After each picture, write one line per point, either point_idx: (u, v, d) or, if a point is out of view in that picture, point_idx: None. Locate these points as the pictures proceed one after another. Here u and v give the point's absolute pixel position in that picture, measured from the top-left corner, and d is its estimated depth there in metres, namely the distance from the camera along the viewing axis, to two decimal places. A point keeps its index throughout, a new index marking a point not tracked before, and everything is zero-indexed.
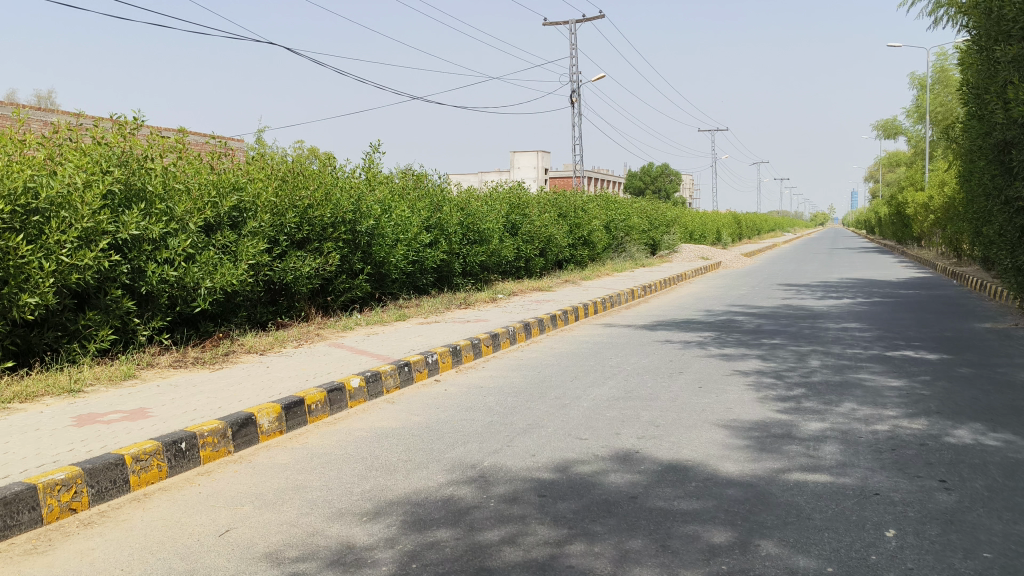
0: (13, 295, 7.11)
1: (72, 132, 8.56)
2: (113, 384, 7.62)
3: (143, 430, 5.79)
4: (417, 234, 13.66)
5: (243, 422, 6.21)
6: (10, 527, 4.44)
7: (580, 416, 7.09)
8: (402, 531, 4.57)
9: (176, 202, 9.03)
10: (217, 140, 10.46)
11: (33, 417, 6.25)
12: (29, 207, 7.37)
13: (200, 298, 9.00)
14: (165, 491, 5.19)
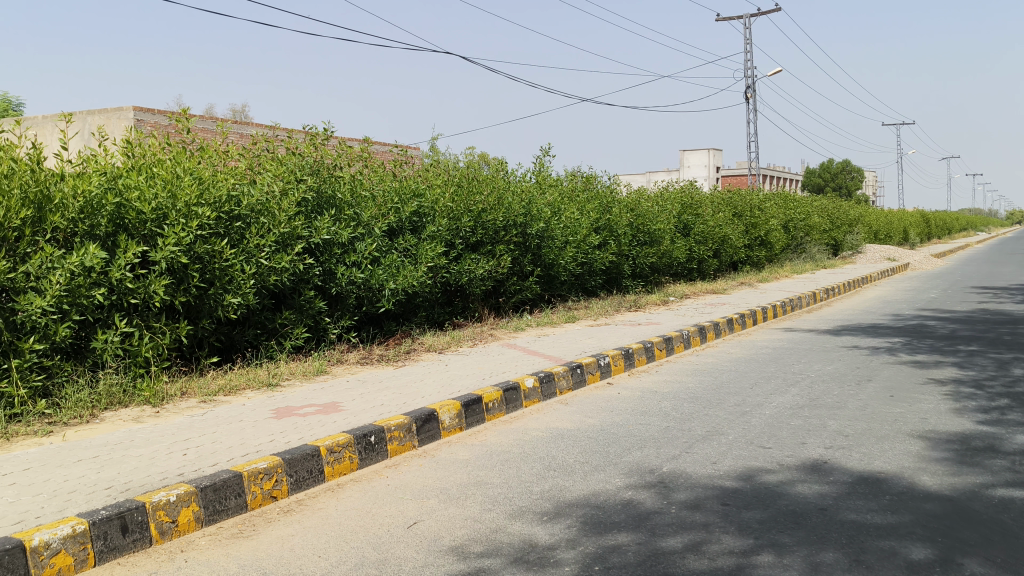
0: (218, 296, 7.65)
1: (270, 143, 9.06)
2: (306, 379, 8.07)
3: (336, 423, 6.08)
4: (587, 235, 13.68)
5: (426, 418, 6.40)
6: (219, 511, 4.76)
7: (761, 423, 6.85)
8: (583, 533, 4.56)
9: (364, 208, 9.45)
10: (398, 148, 10.85)
11: (236, 409, 6.68)
12: (232, 214, 7.90)
13: (384, 298, 9.38)
14: (356, 483, 5.41)
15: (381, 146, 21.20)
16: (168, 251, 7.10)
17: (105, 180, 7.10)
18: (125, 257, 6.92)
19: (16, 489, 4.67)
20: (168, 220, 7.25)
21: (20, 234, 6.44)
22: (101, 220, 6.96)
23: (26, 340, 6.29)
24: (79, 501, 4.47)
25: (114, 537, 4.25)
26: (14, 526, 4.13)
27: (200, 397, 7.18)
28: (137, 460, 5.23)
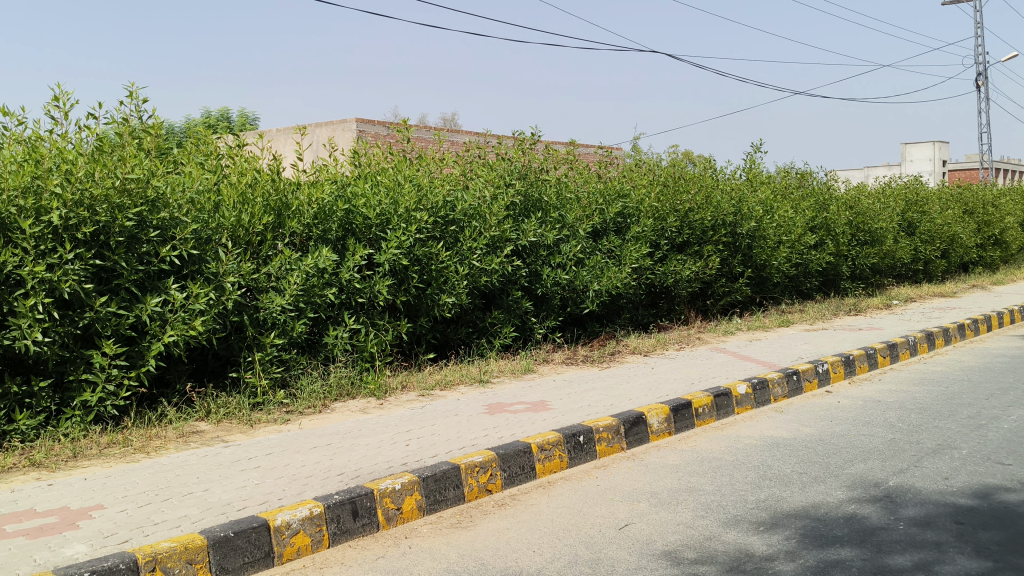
0: (435, 296, 8.00)
1: (480, 149, 9.36)
2: (515, 378, 8.26)
3: (546, 422, 6.19)
4: (801, 235, 13.20)
5: (635, 421, 6.39)
6: (438, 501, 4.97)
7: (1000, 439, 6.31)
8: (802, 545, 4.38)
9: (570, 210, 9.56)
10: (604, 149, 10.88)
11: (452, 404, 6.96)
12: (447, 219, 8.24)
13: (589, 300, 9.47)
14: (567, 481, 5.49)
15: (587, 145, 21.41)
16: (390, 253, 7.51)
17: (335, 189, 7.62)
18: (352, 259, 7.39)
19: (261, 471, 5.11)
20: (391, 224, 7.67)
21: (264, 238, 7.04)
22: (331, 225, 7.47)
23: (267, 335, 6.88)
24: (315, 485, 4.82)
25: (346, 520, 4.55)
26: (260, 506, 4.51)
27: (418, 391, 7.53)
28: (365, 448, 5.57)
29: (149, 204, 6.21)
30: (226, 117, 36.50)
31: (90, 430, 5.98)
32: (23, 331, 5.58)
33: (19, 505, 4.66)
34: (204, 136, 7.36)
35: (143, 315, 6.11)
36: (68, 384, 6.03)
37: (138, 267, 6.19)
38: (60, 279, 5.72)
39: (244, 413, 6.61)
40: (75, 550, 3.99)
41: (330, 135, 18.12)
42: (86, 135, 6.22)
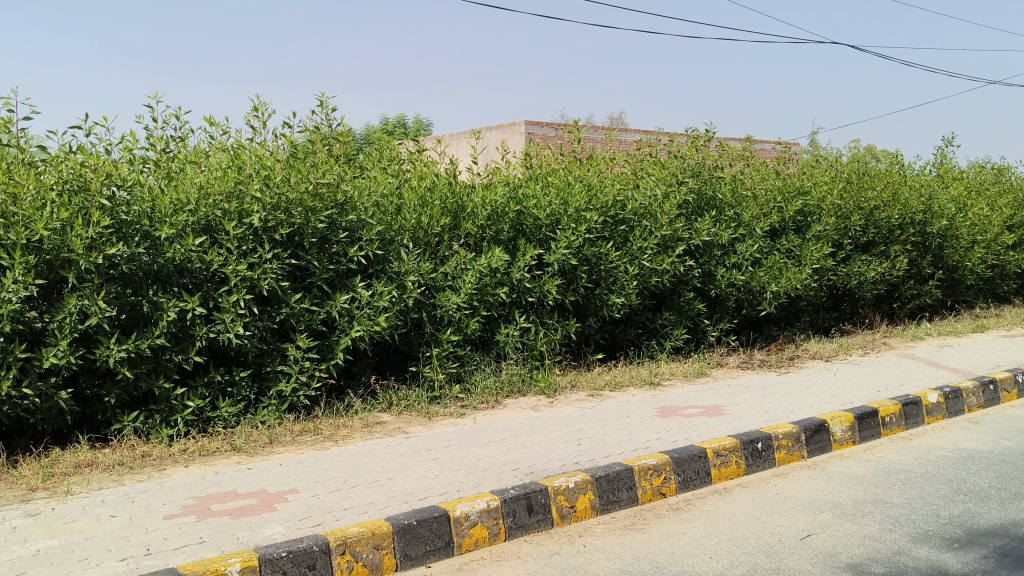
0: (604, 296, 8.04)
1: (653, 147, 9.30)
2: (688, 380, 8.16)
3: (721, 426, 6.09)
4: (998, 234, 12.53)
5: (815, 428, 6.17)
6: (612, 502, 4.99)
7: None
8: (1004, 566, 4.10)
9: (745, 208, 9.35)
10: (781, 145, 10.55)
11: (623, 405, 6.96)
12: (617, 218, 8.25)
13: (766, 302, 9.28)
14: (744, 488, 5.37)
15: (765, 140, 20.81)
16: (560, 253, 7.60)
17: (508, 190, 7.77)
18: (524, 259, 7.53)
19: (440, 463, 5.29)
20: (561, 224, 7.75)
21: (441, 238, 7.28)
22: (504, 226, 7.65)
23: (445, 332, 7.12)
24: (492, 479, 4.94)
25: (522, 516, 4.64)
26: (441, 497, 4.67)
27: (589, 391, 7.59)
28: (539, 445, 5.66)
29: (338, 207, 6.57)
30: (401, 123, 37.96)
31: (284, 418, 6.41)
32: (226, 325, 6.09)
33: (223, 486, 5.03)
34: (387, 142, 7.69)
35: (333, 312, 6.50)
36: (265, 375, 6.47)
37: (329, 266, 6.55)
38: (259, 276, 6.17)
39: (423, 406, 6.90)
40: (273, 531, 4.28)
41: (502, 138, 18.54)
42: (282, 143, 6.62)
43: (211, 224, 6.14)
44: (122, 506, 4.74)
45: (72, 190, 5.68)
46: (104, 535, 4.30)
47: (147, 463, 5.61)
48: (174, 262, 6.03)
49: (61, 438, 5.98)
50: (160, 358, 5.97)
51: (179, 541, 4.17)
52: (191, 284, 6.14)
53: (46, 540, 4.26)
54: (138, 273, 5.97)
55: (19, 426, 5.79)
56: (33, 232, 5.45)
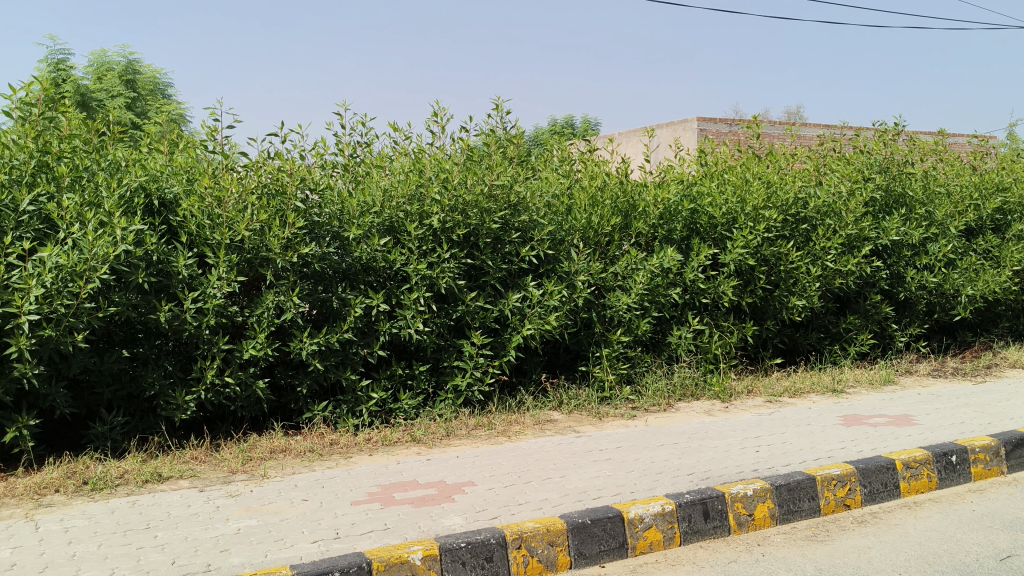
0: (783, 298, 7.84)
1: (837, 142, 8.95)
2: (873, 388, 7.79)
3: (911, 437, 5.78)
4: None
5: (1017, 442, 5.75)
6: (792, 511, 4.83)
7: None
8: None
9: (938, 206, 8.84)
10: (978, 139, 9.92)
11: (803, 412, 6.73)
12: (799, 216, 7.99)
13: (960, 306, 8.79)
14: (937, 503, 5.08)
15: (956, 135, 19.61)
16: (737, 253, 7.46)
17: (681, 188, 7.67)
18: (699, 259, 7.43)
19: (613, 464, 5.30)
20: (738, 223, 7.61)
21: (612, 238, 7.29)
22: (676, 225, 7.56)
23: (615, 332, 7.11)
24: (666, 482, 4.91)
25: (698, 521, 4.58)
26: (615, 497, 4.68)
27: (766, 397, 7.39)
28: (714, 450, 5.56)
29: (511, 208, 6.70)
30: (570, 124, 38.20)
31: (460, 413, 6.62)
32: (407, 321, 6.35)
33: (405, 476, 5.24)
34: (559, 143, 7.75)
35: (506, 310, 6.64)
36: (442, 369, 6.70)
37: (503, 265, 6.71)
38: (439, 275, 6.38)
39: (594, 406, 6.94)
40: (453, 521, 4.42)
41: (674, 137, 18.33)
42: (460, 146, 6.81)
43: (394, 225, 6.41)
44: (313, 491, 5.02)
45: (269, 194, 6.09)
46: (297, 517, 4.57)
47: (334, 451, 5.93)
48: (360, 261, 6.36)
49: (257, 424, 6.41)
50: (347, 351, 6.32)
51: (365, 527, 4.37)
52: (375, 282, 6.44)
53: (246, 520, 4.57)
54: (328, 271, 6.32)
55: (221, 412, 6.25)
56: (235, 233, 5.88)
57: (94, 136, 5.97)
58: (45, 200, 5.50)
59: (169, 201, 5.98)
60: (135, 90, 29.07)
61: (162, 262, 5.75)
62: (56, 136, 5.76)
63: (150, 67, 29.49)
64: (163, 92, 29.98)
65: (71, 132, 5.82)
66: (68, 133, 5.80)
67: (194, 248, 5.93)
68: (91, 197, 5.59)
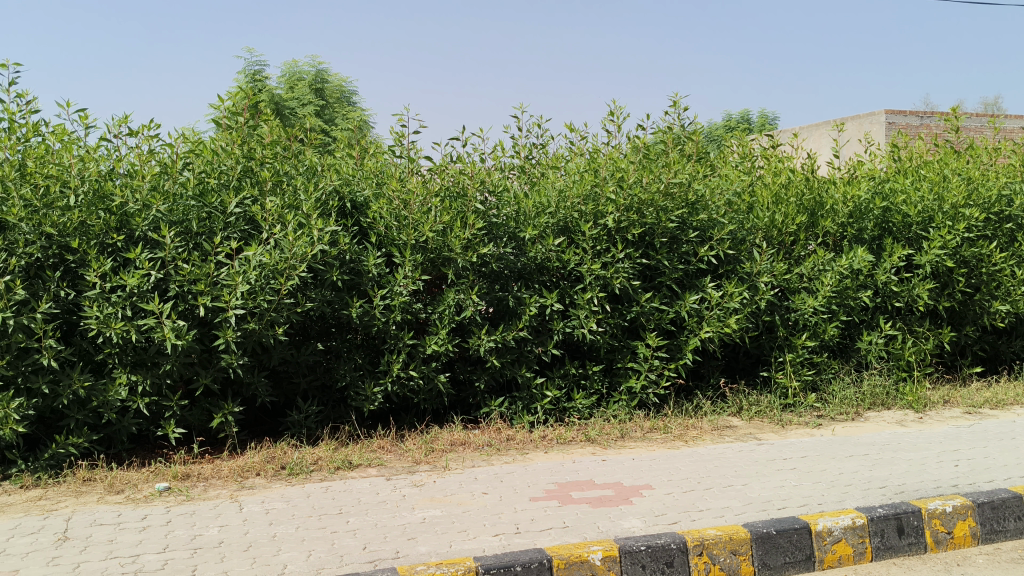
0: (985, 302, 7.40)
1: None
2: None
3: None
4: None
5: None
6: (996, 531, 4.52)
7: None
8: None
9: None
10: None
11: (1007, 425, 6.26)
12: (1002, 215, 7.46)
13: None
14: None
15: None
16: (934, 254, 7.06)
17: (872, 185, 7.32)
18: (891, 260, 7.08)
19: (797, 474, 5.10)
20: (935, 222, 7.20)
21: (797, 238, 7.04)
22: (867, 224, 7.22)
23: (800, 337, 6.89)
24: (855, 494, 4.69)
25: (891, 537, 4.34)
26: (801, 508, 4.52)
27: (964, 408, 6.93)
28: (908, 463, 5.26)
29: (689, 207, 6.58)
30: (745, 120, 37.14)
31: (634, 414, 6.60)
32: (581, 321, 6.37)
33: (582, 475, 5.25)
34: (740, 138, 7.56)
35: (682, 312, 6.53)
36: (616, 370, 6.68)
37: (679, 266, 6.60)
38: (613, 275, 6.36)
39: (775, 413, 6.74)
40: (632, 524, 4.39)
41: (863, 132, 17.50)
42: (636, 144, 6.76)
43: (569, 225, 6.43)
44: (493, 485, 5.12)
45: (451, 196, 6.25)
46: (480, 510, 4.68)
47: (511, 447, 6.05)
48: (536, 261, 6.42)
49: (438, 417, 6.62)
50: (523, 349, 6.41)
51: (545, 524, 4.42)
52: (550, 282, 6.48)
53: (430, 510, 4.72)
54: (505, 270, 6.44)
55: (405, 404, 6.50)
56: (421, 233, 6.09)
57: (294, 143, 6.30)
58: (249, 203, 5.90)
59: (360, 204, 6.27)
60: (324, 99, 30.69)
61: (354, 261, 6.04)
62: (260, 143, 6.14)
63: (338, 76, 31.04)
64: (349, 100, 31.45)
65: (273, 139, 6.16)
66: (270, 140, 6.15)
67: (382, 248, 6.19)
68: (291, 200, 5.95)
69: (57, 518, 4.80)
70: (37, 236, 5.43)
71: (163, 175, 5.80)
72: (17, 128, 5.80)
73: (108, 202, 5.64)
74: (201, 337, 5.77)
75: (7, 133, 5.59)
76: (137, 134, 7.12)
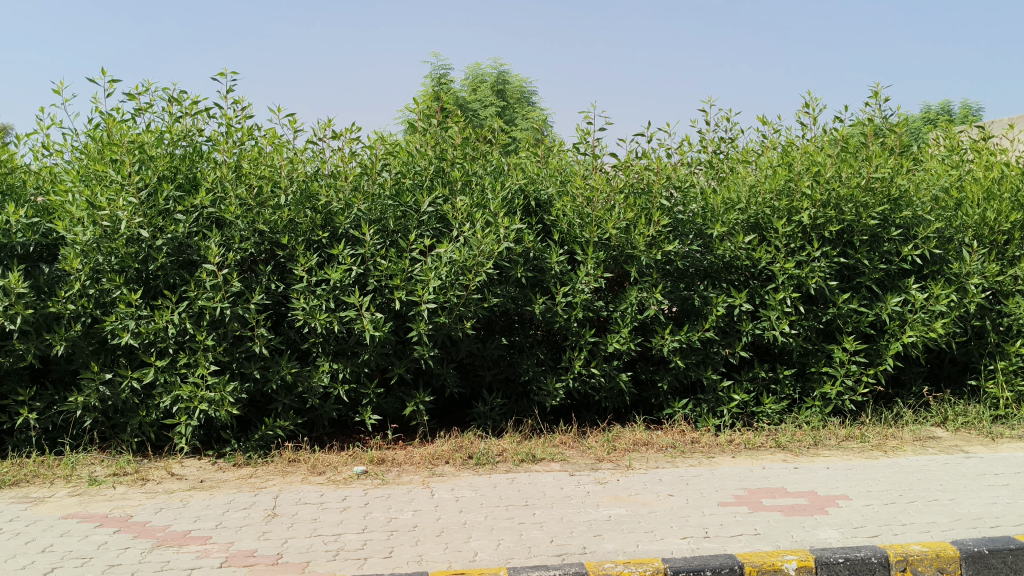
0: None
1: None
2: None
3: None
4: None
5: None
6: None
7: None
8: None
9: None
10: None
11: None
12: None
13: None
14: None
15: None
16: None
17: None
18: None
19: (1012, 491, 4.73)
20: None
21: (1012, 237, 6.59)
22: None
23: (1014, 343, 6.52)
24: None
25: None
26: (1017, 528, 4.19)
27: None
28: None
29: (891, 203, 6.27)
30: (945, 110, 34.79)
31: (828, 421, 6.36)
32: (772, 322, 6.19)
33: (772, 482, 5.09)
34: (947, 130, 7.12)
35: (883, 314, 6.26)
36: (808, 375, 6.45)
37: (881, 265, 6.29)
38: (808, 275, 6.13)
39: (985, 425, 6.36)
40: (828, 535, 4.21)
41: None
42: (833, 136, 6.47)
43: (760, 222, 6.27)
44: (679, 487, 5.05)
45: (636, 192, 6.20)
46: (666, 511, 4.62)
47: (697, 450, 5.95)
48: (723, 259, 6.30)
49: (620, 416, 6.61)
50: (708, 350, 6.29)
51: (735, 530, 4.31)
52: (738, 281, 6.34)
53: (616, 508, 4.71)
54: (690, 269, 6.35)
55: (587, 401, 6.52)
56: (604, 231, 6.08)
57: (482, 143, 6.43)
58: (441, 202, 6.09)
59: (545, 202, 6.35)
60: (505, 99, 31.28)
61: (538, 258, 6.11)
62: (451, 144, 6.31)
63: (518, 77, 31.53)
64: (529, 100, 31.85)
65: (463, 140, 6.32)
66: (461, 140, 6.29)
67: (566, 245, 6.22)
68: (479, 199, 6.09)
69: (265, 495, 5.15)
70: (251, 232, 5.83)
71: (364, 175, 6.08)
72: (233, 132, 6.22)
73: (314, 201, 5.99)
74: (396, 329, 6.04)
75: (225, 137, 6.01)
76: (338, 137, 7.50)
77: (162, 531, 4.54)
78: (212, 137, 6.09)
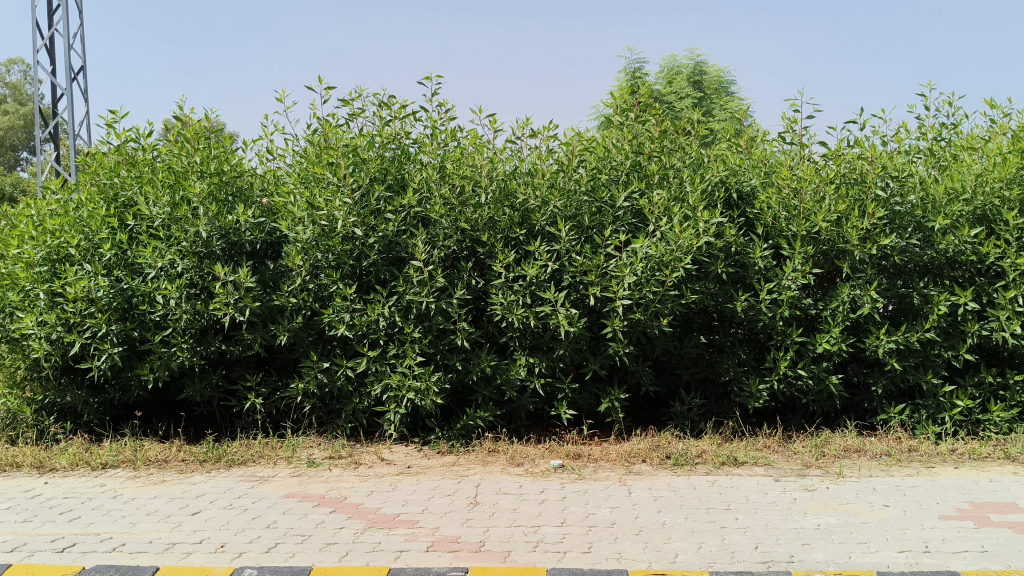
0: None
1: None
2: None
3: None
4: None
5: None
6: None
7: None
8: None
9: None
10: None
11: None
12: None
13: None
14: None
15: None
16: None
17: None
18: None
19: None
20: None
21: None
22: None
23: None
24: None
25: None
26: None
27: None
28: None
29: None
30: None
31: None
32: (1001, 323, 5.86)
33: (1000, 496, 4.71)
34: None
35: None
36: None
37: None
38: None
39: None
40: None
41: None
42: None
43: (988, 214, 5.96)
44: (895, 497, 4.77)
45: (848, 183, 5.95)
46: (881, 523, 4.37)
47: (914, 459, 5.62)
48: (946, 254, 5.96)
49: (830, 421, 6.32)
50: (929, 352, 5.95)
51: (960, 546, 4.02)
52: (963, 277, 6.01)
53: (826, 517, 4.52)
54: (909, 265, 6.01)
55: (794, 404, 6.32)
56: (813, 224, 5.85)
57: (680, 135, 6.34)
58: (638, 197, 6.06)
59: (747, 194, 6.18)
60: (702, 90, 30.70)
61: (740, 253, 5.95)
62: (649, 138, 6.22)
63: (715, 66, 30.84)
64: (726, 90, 31.11)
65: (661, 133, 6.25)
66: (659, 133, 6.22)
67: (770, 240, 6.02)
68: (677, 192, 6.01)
69: (468, 484, 5.32)
70: (454, 231, 6.03)
71: (560, 172, 6.15)
72: (439, 134, 6.46)
73: (512, 199, 6.13)
74: (590, 325, 6.08)
75: (431, 139, 6.25)
76: (537, 134, 7.61)
77: (374, 513, 4.80)
78: (419, 140, 6.36)
